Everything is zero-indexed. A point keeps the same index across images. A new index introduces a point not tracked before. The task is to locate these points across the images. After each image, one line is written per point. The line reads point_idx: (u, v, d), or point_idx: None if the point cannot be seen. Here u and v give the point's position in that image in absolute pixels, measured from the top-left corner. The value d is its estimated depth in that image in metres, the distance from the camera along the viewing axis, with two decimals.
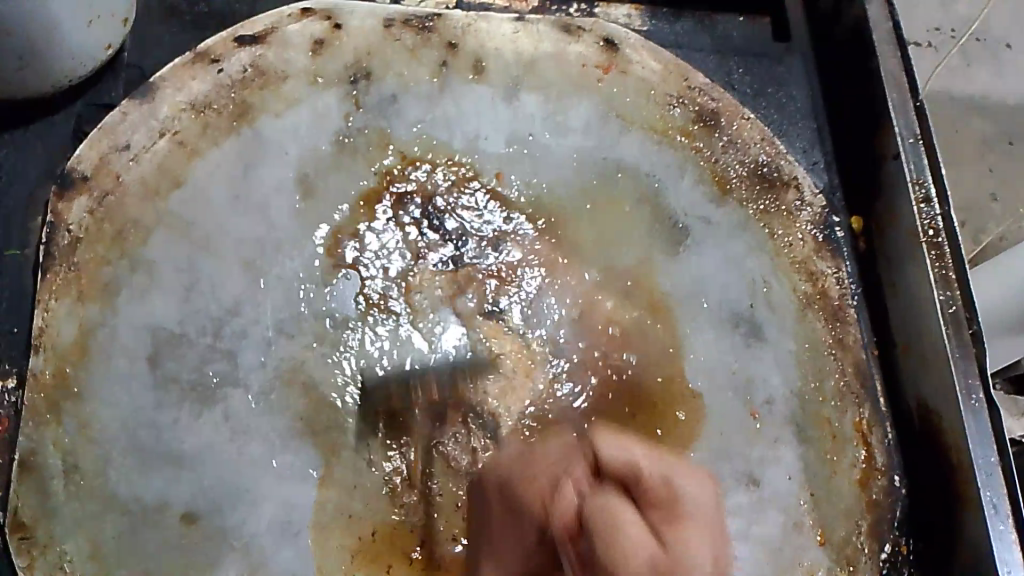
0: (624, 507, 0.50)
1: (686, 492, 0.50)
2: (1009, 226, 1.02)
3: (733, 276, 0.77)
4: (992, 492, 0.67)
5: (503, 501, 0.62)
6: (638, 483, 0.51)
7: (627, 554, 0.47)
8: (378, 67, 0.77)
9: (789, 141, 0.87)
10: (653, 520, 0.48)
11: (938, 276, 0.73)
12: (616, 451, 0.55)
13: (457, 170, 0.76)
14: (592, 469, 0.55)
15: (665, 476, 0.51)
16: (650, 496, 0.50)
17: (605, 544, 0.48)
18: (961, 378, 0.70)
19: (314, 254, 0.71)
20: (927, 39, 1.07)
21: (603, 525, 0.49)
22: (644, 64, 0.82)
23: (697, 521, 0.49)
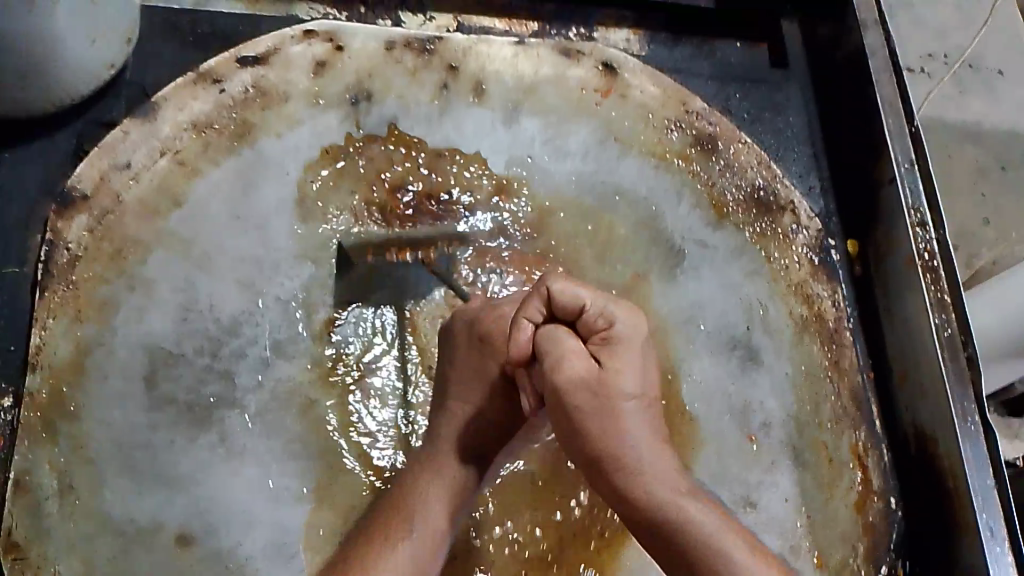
0: (567, 336, 0.57)
1: (620, 321, 0.57)
2: (1001, 252, 1.03)
3: (730, 299, 0.78)
4: (988, 516, 0.67)
5: (473, 341, 0.66)
6: (583, 323, 0.58)
7: (569, 372, 0.55)
8: (378, 89, 0.78)
9: (786, 165, 0.87)
10: (597, 352, 0.57)
11: (934, 300, 0.73)
12: (567, 302, 0.57)
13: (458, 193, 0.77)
14: (546, 301, 0.58)
15: (605, 317, 0.57)
16: (593, 328, 0.57)
17: (568, 394, 0.55)
18: (958, 402, 0.70)
19: (313, 275, 0.71)
20: (921, 65, 1.09)
21: (550, 353, 0.56)
22: (642, 87, 0.83)
23: (634, 356, 0.57)
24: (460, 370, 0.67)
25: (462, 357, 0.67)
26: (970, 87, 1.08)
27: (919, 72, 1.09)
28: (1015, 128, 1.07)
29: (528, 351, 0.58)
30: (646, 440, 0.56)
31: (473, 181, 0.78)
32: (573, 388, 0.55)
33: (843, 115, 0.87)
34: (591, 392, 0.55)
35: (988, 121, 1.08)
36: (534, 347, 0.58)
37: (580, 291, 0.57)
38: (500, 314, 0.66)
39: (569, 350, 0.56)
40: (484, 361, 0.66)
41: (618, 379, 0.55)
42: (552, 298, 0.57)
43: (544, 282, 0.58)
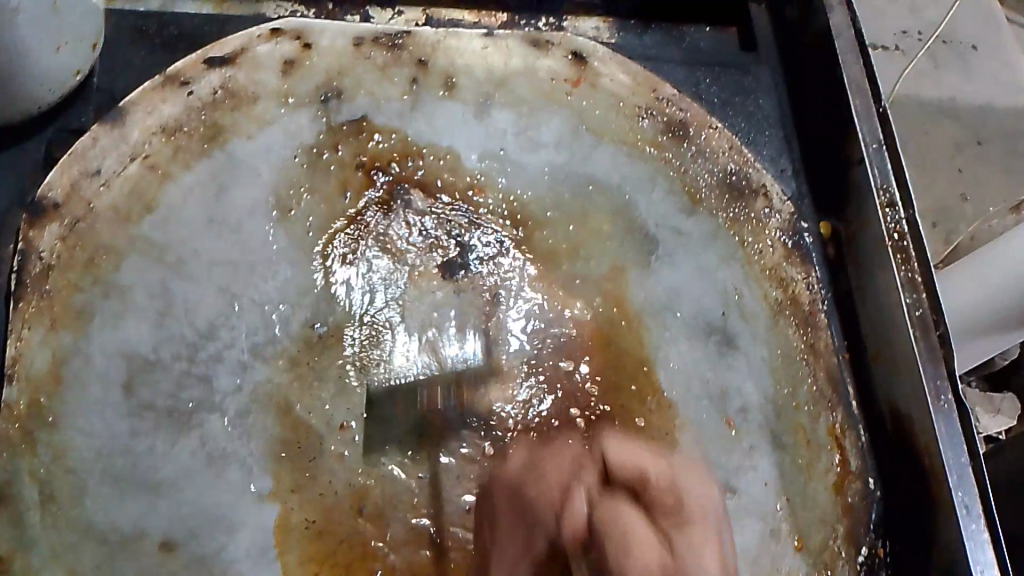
0: (629, 511, 0.51)
1: (689, 492, 0.52)
2: (980, 226, 1.03)
3: (707, 287, 0.78)
4: (963, 492, 0.68)
5: (511, 509, 0.62)
6: (648, 493, 0.52)
7: (630, 544, 0.49)
8: (348, 87, 0.78)
9: (758, 149, 0.87)
10: (660, 481, 0.54)
11: (905, 280, 0.74)
12: (623, 452, 0.56)
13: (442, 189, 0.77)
14: (603, 475, 0.55)
15: (675, 492, 0.52)
16: (663, 503, 0.51)
17: (607, 525, 0.51)
18: (931, 381, 0.71)
19: (287, 277, 0.71)
20: (896, 42, 1.09)
21: (606, 525, 0.51)
22: (612, 76, 0.84)
23: (695, 490, 0.53)
24: (507, 551, 0.60)
25: (504, 519, 0.62)
26: (944, 62, 1.10)
27: (894, 49, 1.10)
28: (991, 102, 1.09)
29: (584, 531, 0.53)
30: (665, 565, 0.48)
31: (448, 175, 0.78)
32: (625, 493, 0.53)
33: (811, 96, 0.87)
34: (658, 558, 0.48)
35: (962, 97, 1.09)
36: (588, 498, 0.54)
37: (645, 463, 0.54)
38: (572, 462, 0.60)
39: (628, 520, 0.50)
40: (534, 462, 0.64)
41: (666, 499, 0.51)
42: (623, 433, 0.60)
43: (601, 450, 0.58)
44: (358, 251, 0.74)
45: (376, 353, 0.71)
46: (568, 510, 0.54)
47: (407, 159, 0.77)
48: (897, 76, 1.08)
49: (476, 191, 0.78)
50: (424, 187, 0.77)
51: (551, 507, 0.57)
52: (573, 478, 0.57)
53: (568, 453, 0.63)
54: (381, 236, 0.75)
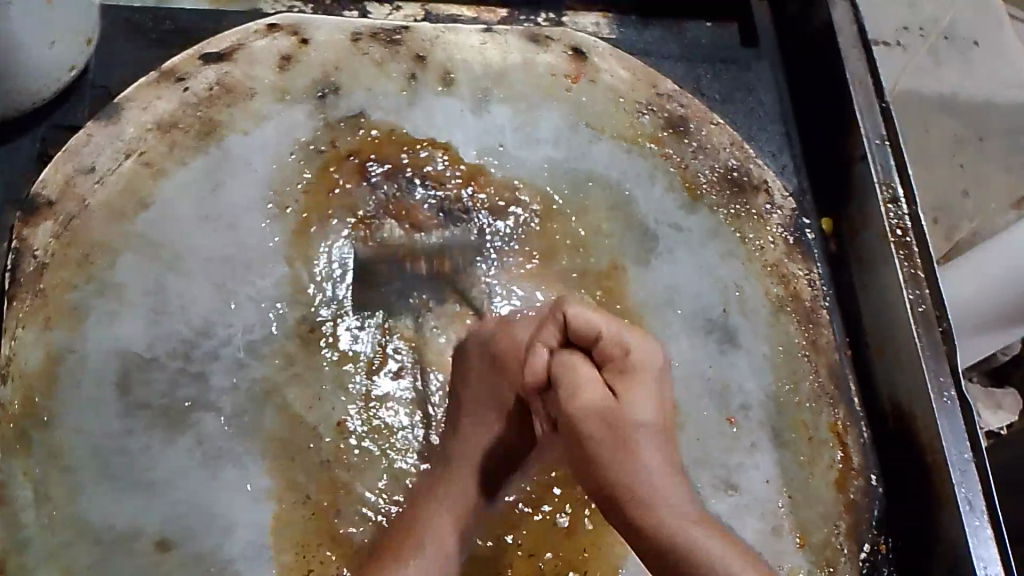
0: (584, 365, 0.56)
1: (637, 349, 0.57)
2: (981, 224, 1.04)
3: (707, 283, 0.78)
4: (967, 489, 0.67)
5: (487, 362, 0.66)
6: (600, 349, 0.57)
7: (582, 410, 0.54)
8: (345, 82, 0.77)
9: (759, 144, 0.86)
10: (611, 380, 0.56)
11: (907, 275, 0.74)
12: (580, 319, 0.57)
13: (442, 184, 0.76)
14: (563, 343, 0.58)
15: (623, 348, 0.56)
16: (609, 357, 0.57)
17: (562, 378, 0.56)
18: (933, 377, 0.70)
19: (284, 274, 0.70)
20: (896, 38, 1.08)
21: (566, 378, 0.56)
22: (611, 70, 0.83)
23: (652, 373, 0.57)
24: (478, 401, 0.66)
25: (476, 382, 0.66)
26: (946, 57, 1.08)
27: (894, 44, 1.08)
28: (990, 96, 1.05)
29: (541, 378, 0.58)
30: (662, 470, 0.53)
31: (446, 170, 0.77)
32: (588, 415, 0.54)
33: (813, 91, 0.86)
34: (601, 418, 0.54)
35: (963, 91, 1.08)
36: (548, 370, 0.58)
37: (598, 317, 0.57)
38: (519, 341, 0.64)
39: (584, 378, 0.55)
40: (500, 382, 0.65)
41: (632, 413, 0.54)
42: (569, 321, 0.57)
43: (564, 308, 0.59)
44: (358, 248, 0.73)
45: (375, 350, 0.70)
46: (530, 357, 0.59)
47: (406, 155, 0.77)
48: (897, 72, 1.07)
49: (476, 187, 0.77)
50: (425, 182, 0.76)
51: (521, 358, 0.64)
52: (535, 334, 0.61)
53: (512, 352, 0.64)
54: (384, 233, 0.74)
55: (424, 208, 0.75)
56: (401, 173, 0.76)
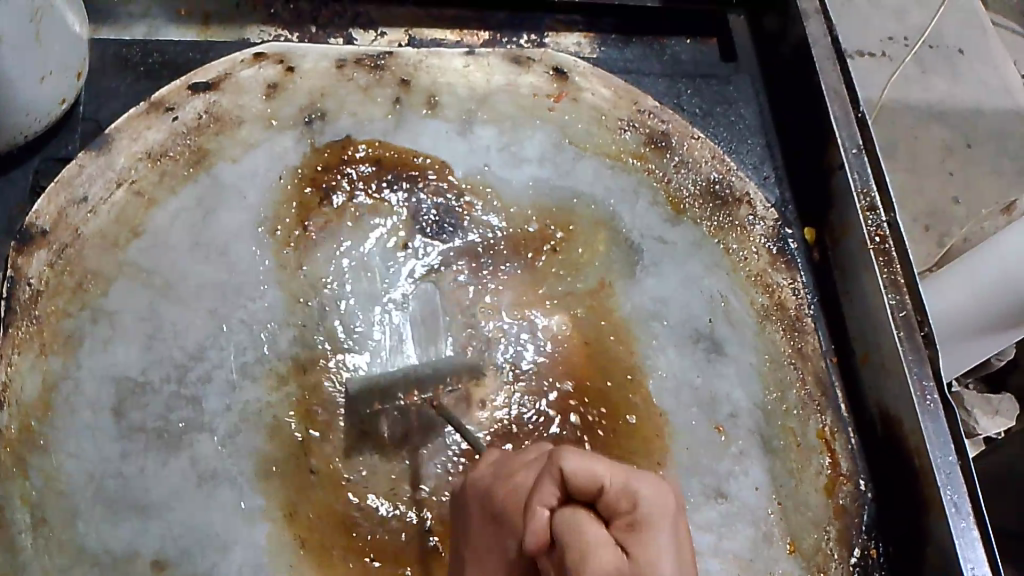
0: (590, 524, 0.47)
1: (644, 492, 0.47)
2: (970, 228, 1.04)
3: (692, 295, 0.79)
4: (952, 491, 0.68)
5: (483, 508, 0.60)
6: (605, 504, 0.48)
7: (589, 556, 0.45)
8: (331, 107, 0.79)
9: (740, 157, 0.88)
10: (619, 535, 0.46)
11: (887, 281, 0.75)
12: (580, 472, 0.49)
13: (433, 205, 0.78)
14: (560, 480, 0.50)
15: (628, 497, 0.47)
16: (615, 509, 0.48)
17: (565, 539, 0.47)
18: (916, 380, 0.71)
19: (275, 297, 0.72)
20: (882, 49, 1.12)
21: (567, 541, 0.47)
22: (593, 90, 0.85)
23: (664, 527, 0.46)
24: (478, 548, 0.59)
25: (479, 539, 0.60)
26: (931, 66, 1.12)
27: (881, 55, 1.13)
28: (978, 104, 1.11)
29: (545, 529, 0.49)
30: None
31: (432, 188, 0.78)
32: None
33: (792, 103, 0.88)
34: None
35: (950, 100, 1.11)
36: (549, 532, 0.49)
37: (600, 466, 0.49)
38: (506, 476, 0.59)
39: (591, 539, 0.46)
40: (500, 536, 0.58)
41: (649, 557, 0.45)
42: (567, 476, 0.49)
43: (558, 458, 0.51)
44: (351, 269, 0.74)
45: (361, 367, 0.71)
46: (531, 522, 0.50)
47: (395, 174, 0.78)
48: (884, 82, 1.11)
49: (466, 207, 0.78)
50: (416, 204, 0.78)
51: (519, 509, 0.56)
52: (532, 490, 0.52)
53: (512, 508, 0.57)
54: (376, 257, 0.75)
55: (414, 229, 0.77)
56: (393, 195, 0.77)
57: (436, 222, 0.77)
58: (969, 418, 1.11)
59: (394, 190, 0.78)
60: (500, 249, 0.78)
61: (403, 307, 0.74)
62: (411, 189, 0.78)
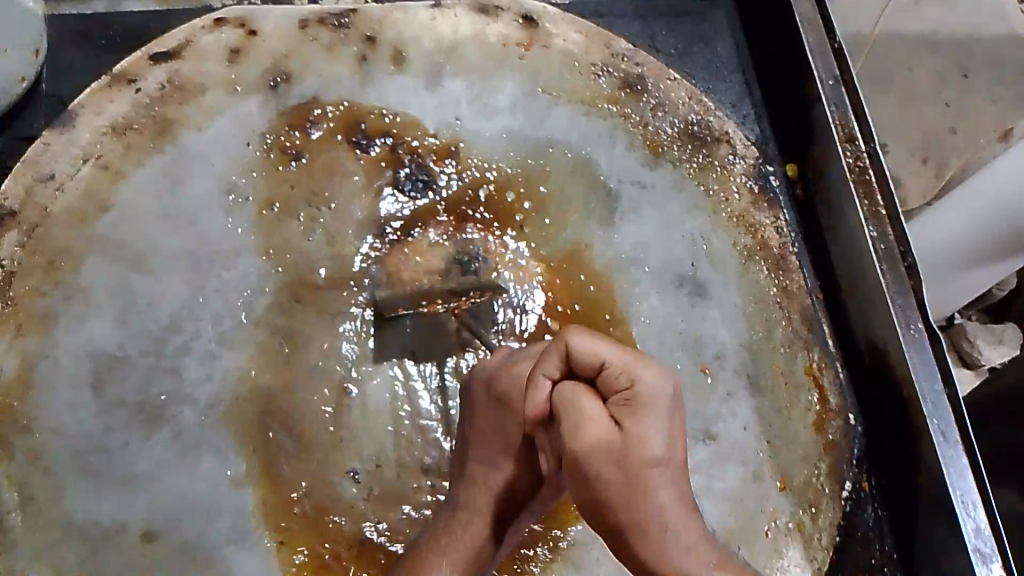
0: (587, 397, 0.49)
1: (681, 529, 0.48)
2: (969, 158, 1.01)
3: (673, 238, 0.78)
4: (940, 420, 0.68)
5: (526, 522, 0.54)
6: (605, 378, 0.50)
7: None
8: (297, 69, 0.78)
9: (717, 97, 0.86)
10: None
11: (867, 213, 0.74)
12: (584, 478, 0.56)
13: (406, 164, 0.77)
14: (565, 368, 0.52)
15: (627, 375, 0.49)
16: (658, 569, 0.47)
17: None
18: (900, 311, 0.70)
19: (252, 265, 0.71)
20: None
21: (566, 415, 0.50)
22: (564, 36, 0.83)
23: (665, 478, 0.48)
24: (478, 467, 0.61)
25: (477, 449, 0.61)
26: None
27: None
28: None
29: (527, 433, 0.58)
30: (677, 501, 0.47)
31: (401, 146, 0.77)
32: None
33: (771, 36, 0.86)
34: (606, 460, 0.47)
35: None
36: None
37: (604, 346, 0.50)
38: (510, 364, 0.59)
39: (588, 419, 0.49)
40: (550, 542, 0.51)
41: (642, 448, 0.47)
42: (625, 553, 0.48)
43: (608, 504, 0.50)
44: (325, 233, 0.73)
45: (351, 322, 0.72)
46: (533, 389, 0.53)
47: (364, 134, 0.77)
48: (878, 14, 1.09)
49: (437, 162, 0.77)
50: (391, 164, 0.77)
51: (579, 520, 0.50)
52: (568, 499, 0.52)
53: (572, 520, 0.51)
54: (356, 218, 0.74)
55: (390, 189, 0.76)
56: (364, 155, 0.76)
57: (412, 182, 0.76)
58: (973, 349, 1.09)
59: (365, 149, 0.76)
60: (479, 205, 0.77)
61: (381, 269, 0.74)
62: (382, 147, 0.77)
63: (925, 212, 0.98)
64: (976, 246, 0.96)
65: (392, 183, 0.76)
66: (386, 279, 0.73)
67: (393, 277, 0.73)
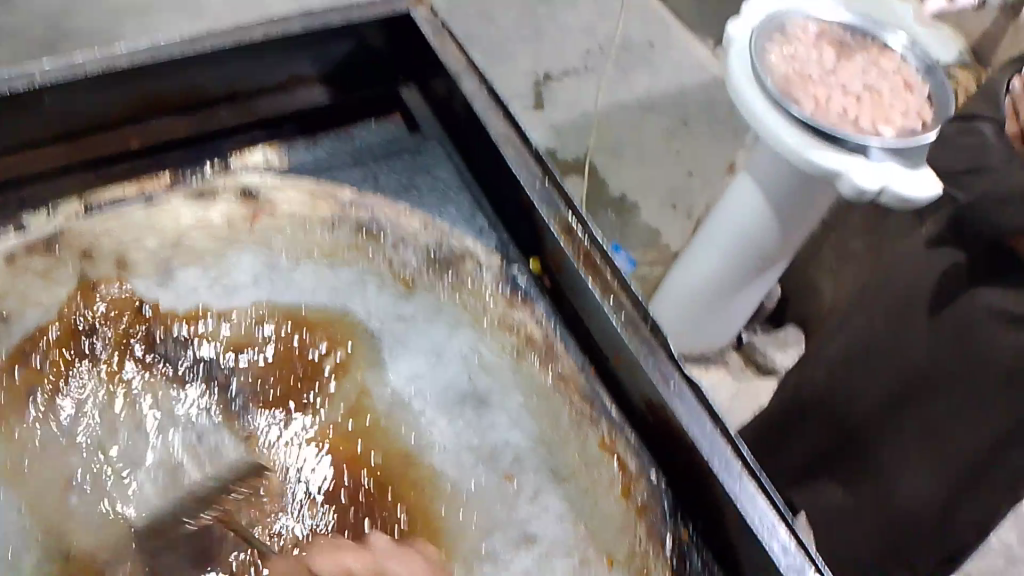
0: None
1: None
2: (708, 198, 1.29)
3: (444, 360, 0.81)
4: (720, 459, 0.71)
5: None
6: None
7: None
8: (11, 304, 0.75)
9: (450, 219, 0.90)
10: None
11: (602, 289, 0.80)
12: (331, 565, 0.65)
13: (161, 349, 0.77)
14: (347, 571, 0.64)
15: None
16: None
17: None
18: (656, 371, 0.75)
19: (6, 524, 0.66)
20: None
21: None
22: (289, 200, 0.85)
23: None
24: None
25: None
26: None
27: None
28: None
29: None
30: None
31: (141, 342, 0.77)
32: None
33: (476, 152, 0.91)
34: None
35: None
36: None
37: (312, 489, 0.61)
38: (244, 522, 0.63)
39: None
40: None
41: None
42: None
43: None
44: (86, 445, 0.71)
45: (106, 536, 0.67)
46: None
47: (89, 335, 0.76)
48: None
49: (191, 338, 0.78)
50: (150, 356, 0.76)
51: None
52: None
53: None
54: (116, 417, 0.73)
55: (134, 378, 0.75)
56: (103, 356, 0.76)
57: (170, 365, 0.76)
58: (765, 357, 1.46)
59: (96, 352, 0.75)
60: (243, 369, 0.77)
61: (157, 459, 0.71)
62: (114, 347, 0.76)
63: (693, 249, 1.25)
64: (740, 278, 1.22)
65: (144, 385, 0.75)
66: (167, 470, 0.71)
67: (175, 468, 0.71)
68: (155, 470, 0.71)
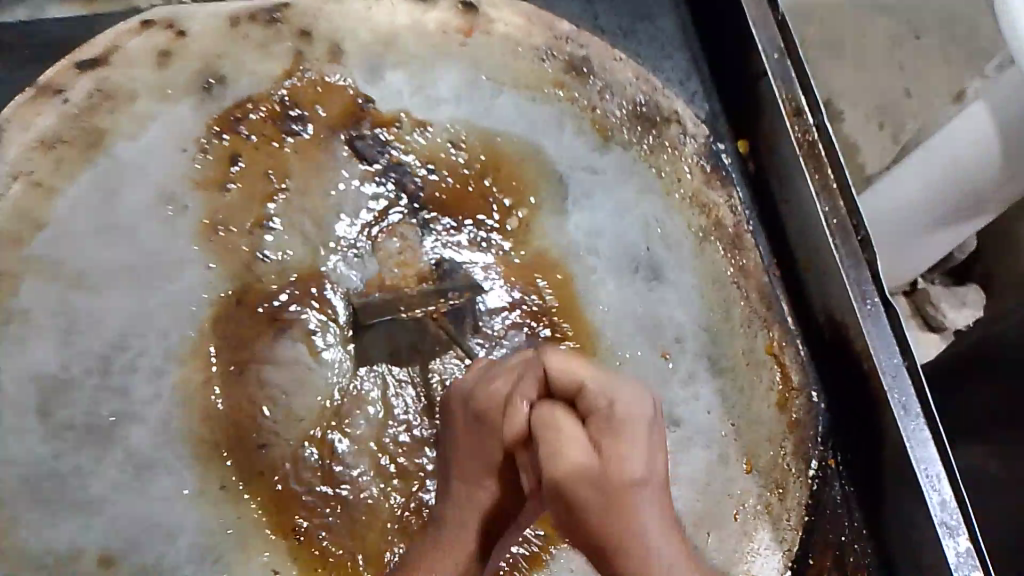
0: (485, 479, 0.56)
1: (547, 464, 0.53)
2: None
3: (628, 222, 0.77)
4: (900, 393, 0.67)
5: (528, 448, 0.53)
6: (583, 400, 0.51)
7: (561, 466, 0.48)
8: (229, 69, 0.75)
9: (665, 76, 0.84)
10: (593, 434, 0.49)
11: (819, 187, 0.72)
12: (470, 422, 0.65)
13: (357, 148, 0.76)
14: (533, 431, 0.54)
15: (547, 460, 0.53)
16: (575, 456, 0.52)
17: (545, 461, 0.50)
18: (856, 286, 0.70)
19: (195, 279, 0.70)
20: None
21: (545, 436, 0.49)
22: (504, 20, 0.81)
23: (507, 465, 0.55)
24: (465, 464, 0.60)
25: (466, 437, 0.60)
26: None
27: None
28: None
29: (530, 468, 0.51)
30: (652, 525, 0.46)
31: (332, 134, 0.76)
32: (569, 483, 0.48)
33: (711, 10, 0.83)
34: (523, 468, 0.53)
35: None
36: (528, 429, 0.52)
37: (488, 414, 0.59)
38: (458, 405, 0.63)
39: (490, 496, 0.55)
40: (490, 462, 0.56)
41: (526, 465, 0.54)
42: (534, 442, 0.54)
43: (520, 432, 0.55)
44: (277, 233, 0.73)
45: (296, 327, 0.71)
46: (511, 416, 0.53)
47: (289, 119, 0.76)
48: None
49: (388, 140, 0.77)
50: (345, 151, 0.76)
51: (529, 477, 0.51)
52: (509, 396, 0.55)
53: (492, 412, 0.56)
54: (305, 205, 0.74)
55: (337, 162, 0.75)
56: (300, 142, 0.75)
57: (358, 165, 0.75)
58: None
59: (301, 128, 0.76)
60: (434, 185, 0.76)
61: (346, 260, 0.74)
62: (313, 133, 0.76)
63: None
64: None
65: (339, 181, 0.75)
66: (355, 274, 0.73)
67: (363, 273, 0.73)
68: (344, 272, 0.73)
